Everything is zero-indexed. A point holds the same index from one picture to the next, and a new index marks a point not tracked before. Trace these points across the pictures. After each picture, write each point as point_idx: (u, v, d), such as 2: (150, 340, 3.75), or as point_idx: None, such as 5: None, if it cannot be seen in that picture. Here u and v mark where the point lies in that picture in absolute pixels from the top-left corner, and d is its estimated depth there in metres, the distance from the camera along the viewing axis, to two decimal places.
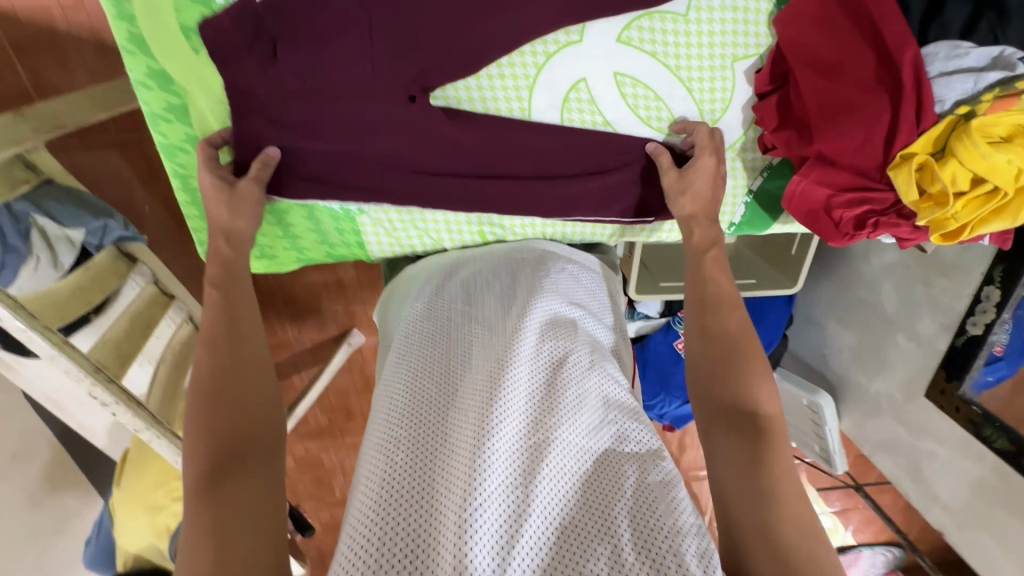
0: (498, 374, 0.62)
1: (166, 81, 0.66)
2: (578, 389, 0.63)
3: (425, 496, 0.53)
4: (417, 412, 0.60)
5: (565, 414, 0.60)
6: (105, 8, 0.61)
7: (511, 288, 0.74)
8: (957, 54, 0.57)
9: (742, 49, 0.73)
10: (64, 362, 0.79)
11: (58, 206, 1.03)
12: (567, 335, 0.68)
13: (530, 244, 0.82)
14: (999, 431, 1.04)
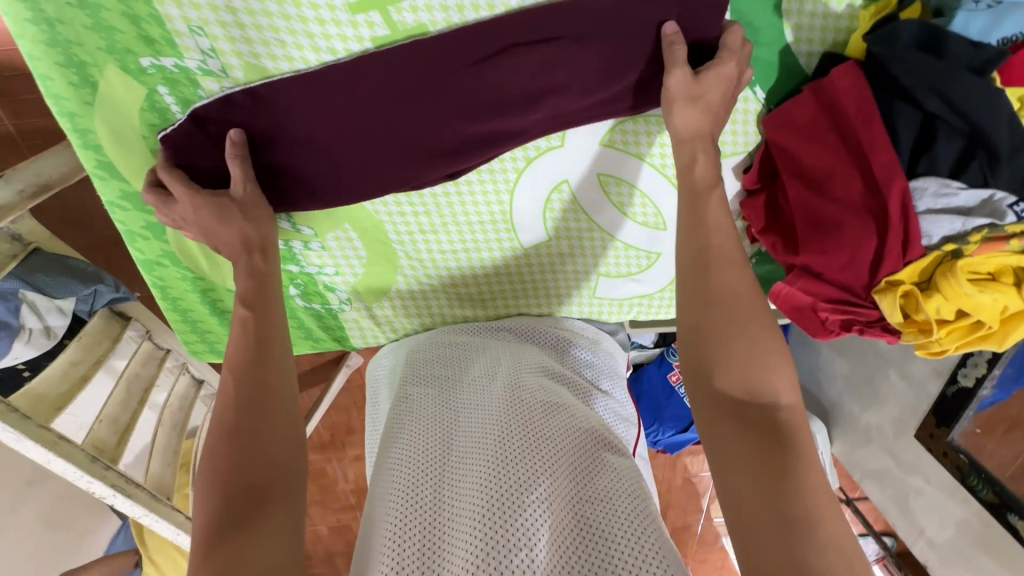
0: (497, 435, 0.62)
1: (140, 202, 0.65)
2: (580, 443, 0.63)
3: (430, 566, 0.53)
4: (414, 475, 0.62)
5: (563, 459, 0.60)
6: (69, 140, 0.59)
7: (507, 353, 0.75)
8: (947, 193, 0.54)
9: (731, 146, 0.69)
10: (61, 463, 0.81)
11: (46, 277, 1.02)
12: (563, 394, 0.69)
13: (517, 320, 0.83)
14: (986, 482, 1.01)
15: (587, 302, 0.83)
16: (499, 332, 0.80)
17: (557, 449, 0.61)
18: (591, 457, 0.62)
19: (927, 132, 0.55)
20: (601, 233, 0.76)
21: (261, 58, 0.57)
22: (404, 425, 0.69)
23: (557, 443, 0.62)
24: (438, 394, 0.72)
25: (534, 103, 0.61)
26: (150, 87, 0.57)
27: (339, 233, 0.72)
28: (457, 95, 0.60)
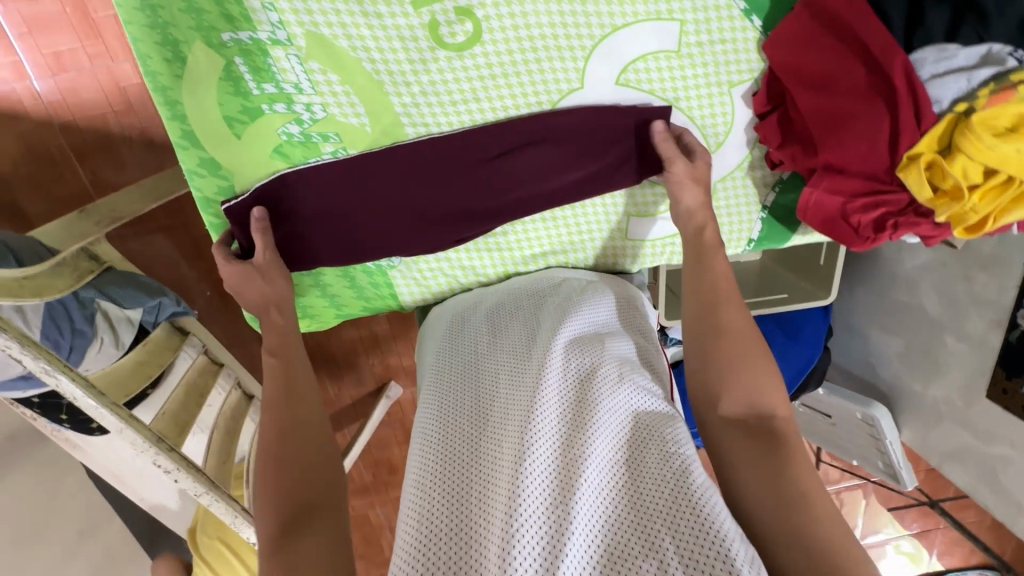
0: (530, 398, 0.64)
1: (215, 168, 0.73)
2: (614, 403, 0.64)
3: (470, 534, 0.55)
4: (454, 445, 0.64)
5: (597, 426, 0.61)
6: (159, 110, 0.69)
7: (540, 316, 0.77)
8: (946, 56, 0.59)
9: (737, 75, 0.75)
10: (132, 436, 0.84)
11: (121, 290, 1.11)
12: (596, 353, 0.70)
13: (552, 272, 0.85)
14: None
15: (619, 244, 0.87)
16: (527, 292, 0.82)
17: (596, 414, 0.62)
18: (625, 426, 0.63)
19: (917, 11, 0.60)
20: None
21: (319, 25, 0.67)
22: (440, 397, 0.71)
23: (590, 403, 0.64)
24: (472, 363, 0.73)
25: None
26: (228, 58, 0.68)
27: None
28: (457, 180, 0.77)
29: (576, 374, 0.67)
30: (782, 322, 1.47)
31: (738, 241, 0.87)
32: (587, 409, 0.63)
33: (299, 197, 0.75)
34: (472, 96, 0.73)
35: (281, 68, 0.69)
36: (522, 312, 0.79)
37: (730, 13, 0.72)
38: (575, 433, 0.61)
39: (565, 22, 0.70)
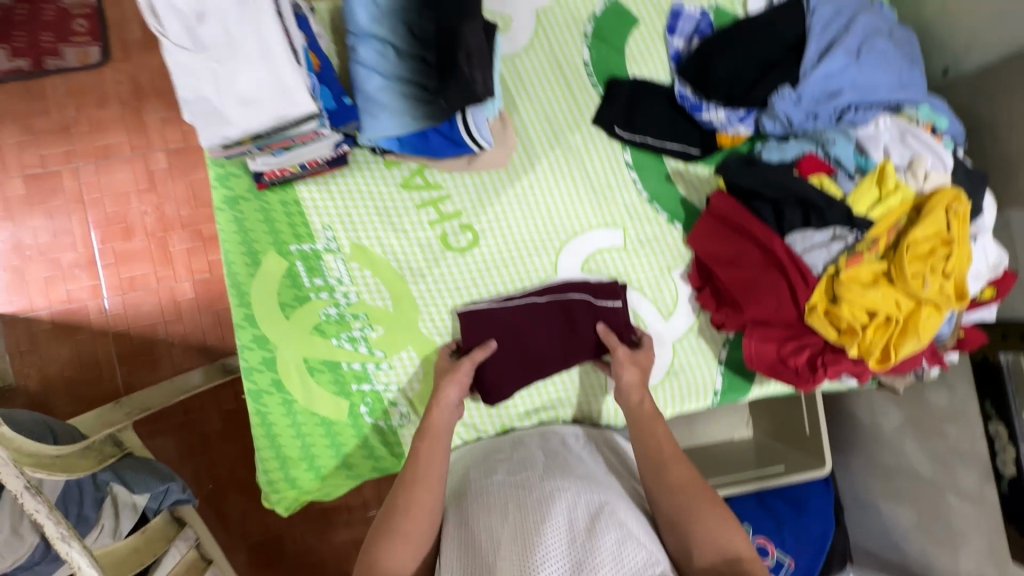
0: (533, 529, 0.65)
1: (264, 341, 0.90)
2: (617, 531, 0.65)
3: None
4: None
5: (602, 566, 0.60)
6: (232, 297, 0.89)
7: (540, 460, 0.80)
8: (807, 236, 0.82)
9: (672, 263, 1.00)
10: None
11: (135, 475, 1.17)
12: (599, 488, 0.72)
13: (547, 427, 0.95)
14: None
15: (602, 399, 0.99)
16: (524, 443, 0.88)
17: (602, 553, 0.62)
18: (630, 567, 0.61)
19: (780, 211, 0.85)
20: None
21: (360, 238, 0.93)
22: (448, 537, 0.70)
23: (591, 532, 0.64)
24: (478, 500, 0.74)
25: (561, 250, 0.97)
26: (291, 261, 0.92)
27: (404, 355, 0.94)
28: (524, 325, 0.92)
29: (580, 510, 0.68)
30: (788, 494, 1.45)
31: (705, 393, 0.99)
32: (593, 546, 0.62)
33: (330, 362, 0.92)
34: (472, 281, 0.96)
35: (329, 268, 0.93)
36: (525, 456, 0.83)
37: (657, 221, 1.00)
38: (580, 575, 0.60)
39: (538, 229, 0.97)
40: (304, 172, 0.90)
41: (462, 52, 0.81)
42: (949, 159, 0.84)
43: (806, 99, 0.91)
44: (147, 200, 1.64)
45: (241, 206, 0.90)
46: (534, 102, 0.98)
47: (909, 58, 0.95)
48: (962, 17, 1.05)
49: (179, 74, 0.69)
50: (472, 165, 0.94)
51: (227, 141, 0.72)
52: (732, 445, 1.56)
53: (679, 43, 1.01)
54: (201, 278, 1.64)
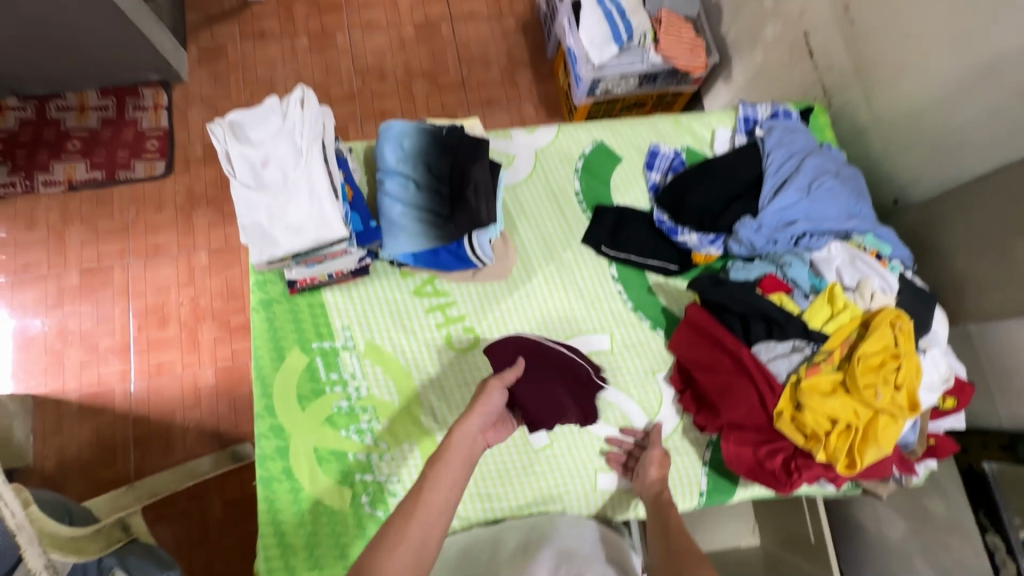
0: None
1: (279, 431, 0.99)
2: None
3: None
4: None
5: None
6: (256, 389, 1.00)
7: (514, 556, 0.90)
8: (770, 347, 0.92)
9: (655, 366, 1.09)
10: None
11: (136, 560, 1.21)
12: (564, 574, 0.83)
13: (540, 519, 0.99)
14: None
15: (591, 496, 1.03)
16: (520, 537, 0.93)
17: None
18: None
19: (746, 323, 0.96)
20: (598, 438, 1.05)
21: (375, 338, 1.05)
22: None
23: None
24: None
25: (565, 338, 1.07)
26: (311, 358, 1.03)
27: (407, 447, 1.01)
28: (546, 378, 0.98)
29: None
30: None
31: (692, 494, 1.03)
32: None
33: (337, 453, 0.99)
34: (473, 379, 1.05)
35: (344, 364, 1.03)
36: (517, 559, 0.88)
37: (641, 328, 1.11)
38: None
39: (534, 333, 1.09)
40: (331, 280, 1.05)
41: (471, 186, 1.00)
42: (893, 281, 0.97)
43: (765, 227, 1.05)
44: (185, 292, 1.82)
45: (273, 308, 1.04)
46: (532, 223, 1.14)
47: (856, 192, 1.11)
48: (899, 158, 1.24)
49: (241, 207, 0.86)
50: (476, 276, 1.09)
51: (271, 259, 0.86)
52: (737, 554, 1.55)
53: (656, 177, 1.19)
54: (223, 366, 1.76)
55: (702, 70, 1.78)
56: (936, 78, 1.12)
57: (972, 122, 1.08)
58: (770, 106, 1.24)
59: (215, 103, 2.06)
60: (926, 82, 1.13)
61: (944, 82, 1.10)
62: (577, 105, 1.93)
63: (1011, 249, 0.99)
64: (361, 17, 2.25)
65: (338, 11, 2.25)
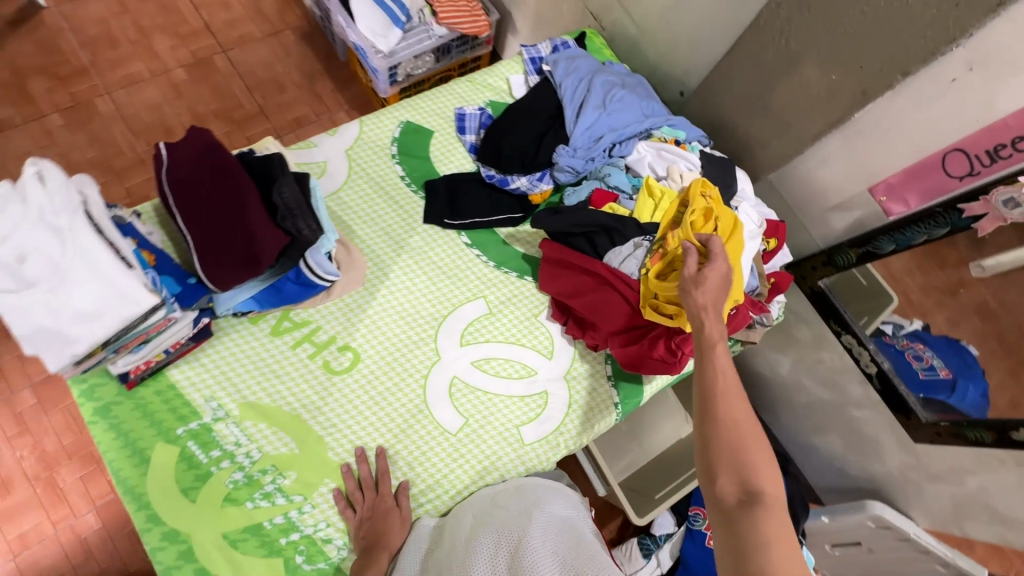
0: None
1: (177, 535, 0.88)
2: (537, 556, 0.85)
3: None
4: None
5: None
6: (128, 503, 0.88)
7: (468, 524, 0.92)
8: (618, 252, 0.99)
9: (535, 308, 1.13)
10: None
11: None
12: (516, 527, 0.90)
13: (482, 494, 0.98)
14: (976, 426, 1.16)
15: (523, 452, 1.04)
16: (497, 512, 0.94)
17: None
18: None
19: (593, 240, 1.02)
20: (508, 394, 1.06)
21: (247, 396, 0.96)
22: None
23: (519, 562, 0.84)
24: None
25: (219, 166, 0.94)
26: (182, 445, 0.92)
27: (323, 490, 0.95)
28: (207, 198, 0.92)
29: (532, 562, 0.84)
30: None
31: (609, 408, 1.09)
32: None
33: (248, 528, 0.91)
34: (367, 393, 1.01)
35: (223, 436, 0.94)
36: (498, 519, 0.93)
37: (510, 280, 1.13)
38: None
39: (411, 325, 1.07)
40: (171, 356, 0.94)
41: (281, 209, 0.94)
42: (696, 159, 1.08)
43: (580, 149, 1.12)
44: (21, 445, 1.52)
45: (114, 412, 0.91)
46: (367, 222, 1.10)
47: (644, 95, 1.21)
48: (666, 58, 1.38)
49: (11, 315, 0.73)
50: (331, 294, 1.04)
51: (76, 358, 0.75)
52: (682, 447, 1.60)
53: (471, 137, 1.20)
54: (105, 504, 1.50)
55: (486, 29, 1.83)
56: None
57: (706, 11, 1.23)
58: (549, 43, 1.31)
59: None
60: None
61: None
62: (384, 97, 1.87)
63: (770, 101, 1.15)
64: (117, 76, 2.00)
65: (88, 78, 1.98)
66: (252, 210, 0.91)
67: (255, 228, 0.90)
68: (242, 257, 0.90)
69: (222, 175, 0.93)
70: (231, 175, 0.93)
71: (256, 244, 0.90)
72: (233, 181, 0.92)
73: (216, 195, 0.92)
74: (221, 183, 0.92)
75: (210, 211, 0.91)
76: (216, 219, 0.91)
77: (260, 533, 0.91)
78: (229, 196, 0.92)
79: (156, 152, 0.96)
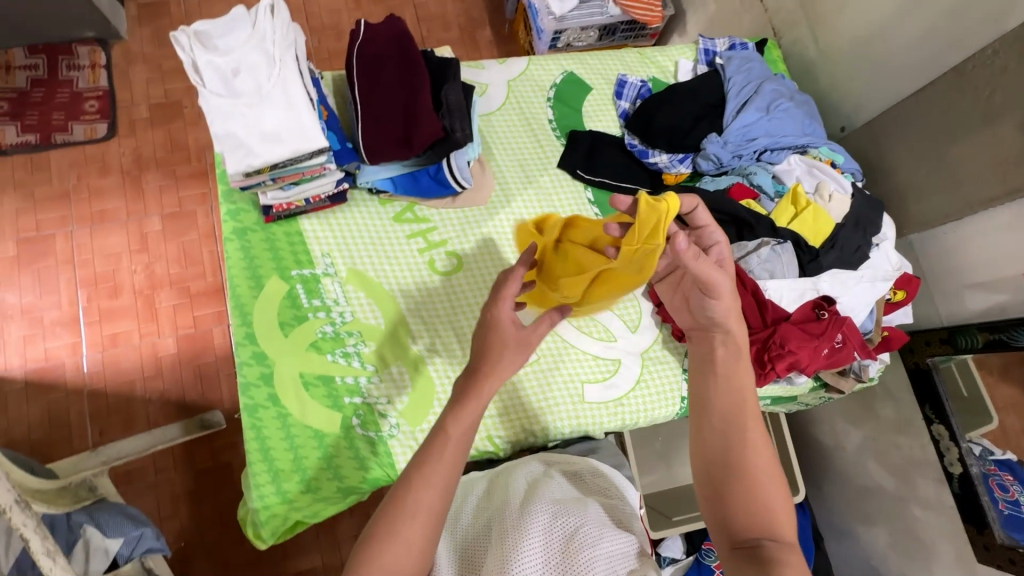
0: (522, 534, 0.78)
1: (263, 359, 0.96)
2: (597, 551, 0.77)
3: None
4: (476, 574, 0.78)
5: (586, 556, 0.75)
6: (235, 318, 0.97)
7: (521, 487, 0.89)
8: (743, 246, 0.97)
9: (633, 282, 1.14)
10: None
11: (110, 518, 1.13)
12: (570, 501, 0.87)
13: (533, 460, 0.99)
14: None
15: (580, 408, 1.05)
16: (544, 478, 0.92)
17: (575, 549, 0.76)
18: (597, 550, 0.77)
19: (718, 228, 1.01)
20: (583, 351, 1.08)
21: (358, 265, 1.04)
22: (465, 549, 0.83)
23: (567, 528, 0.80)
24: (494, 518, 0.85)
25: (405, 55, 1.02)
26: (292, 285, 1.01)
27: (395, 370, 1.00)
28: (387, 80, 1.00)
29: (570, 522, 0.81)
30: None
31: (674, 400, 1.08)
32: (568, 547, 0.77)
33: (323, 378, 0.97)
34: (459, 301, 1.06)
35: (327, 291, 1.02)
36: (545, 480, 0.92)
37: None
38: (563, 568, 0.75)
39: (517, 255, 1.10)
40: (308, 206, 1.03)
41: (444, 107, 1.00)
42: (848, 185, 1.04)
43: (731, 143, 1.11)
44: (138, 260, 1.71)
45: (248, 237, 1.01)
46: (507, 150, 1.15)
47: (810, 114, 1.18)
48: (840, 88, 1.33)
49: (214, 115, 0.83)
50: (456, 201, 1.10)
51: (249, 169, 0.84)
52: None
53: (626, 104, 1.22)
54: (185, 334, 1.67)
55: (658, 21, 1.83)
56: (872, 9, 1.21)
57: (904, 48, 1.17)
58: (727, 40, 1.30)
59: (159, 62, 1.90)
60: (867, 13, 1.22)
61: (879, 14, 1.20)
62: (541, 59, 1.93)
63: (945, 153, 1.11)
64: None
65: None
66: (422, 99, 0.97)
67: (419, 114, 0.97)
68: (402, 137, 0.98)
69: (405, 62, 1.01)
70: (413, 65, 1.00)
71: (416, 129, 0.96)
72: (413, 70, 1.00)
73: (395, 79, 1.00)
74: (403, 69, 1.00)
75: (387, 91, 0.99)
76: (389, 99, 0.99)
77: (330, 385, 0.97)
78: (407, 82, 0.99)
79: (356, 29, 1.05)
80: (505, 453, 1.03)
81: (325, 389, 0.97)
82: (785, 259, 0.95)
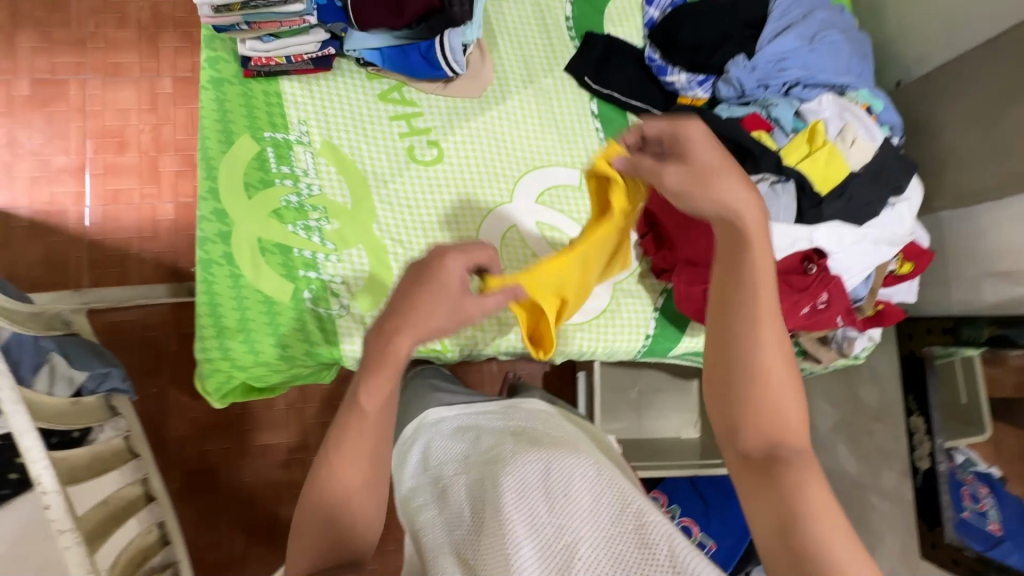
0: (504, 478, 0.61)
1: (223, 216, 0.93)
2: (587, 484, 0.59)
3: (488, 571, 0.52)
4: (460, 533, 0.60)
5: (582, 496, 0.58)
6: (199, 168, 0.93)
7: (500, 434, 0.73)
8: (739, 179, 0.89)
9: None
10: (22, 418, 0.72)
11: (76, 352, 1.16)
12: (560, 441, 0.70)
13: (520, 403, 0.83)
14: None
15: None
16: (529, 419, 0.76)
17: (568, 490, 0.58)
18: (595, 487, 0.59)
19: None
20: None
21: (334, 139, 0.99)
22: (443, 504, 0.65)
23: (558, 465, 0.62)
24: (471, 464, 0.67)
25: None
26: (262, 147, 0.97)
27: (354, 252, 0.98)
28: None
29: (560, 460, 0.63)
30: (714, 481, 1.44)
31: (637, 334, 1.04)
32: (560, 487, 0.59)
33: (280, 247, 0.95)
34: (433, 195, 1.01)
35: (298, 159, 0.98)
36: (528, 421, 0.75)
37: None
38: (558, 511, 0.56)
39: (502, 158, 1.03)
40: (289, 66, 0.97)
41: None
42: (876, 133, 0.92)
43: (759, 70, 0.99)
44: (147, 119, 1.65)
45: (225, 88, 0.96)
46: (512, 42, 1.06)
47: (861, 53, 1.03)
48: (907, 34, 1.16)
49: None
50: (446, 89, 1.02)
51: None
52: (679, 443, 1.52)
53: (655, 12, 1.09)
54: (185, 203, 1.64)
55: None
56: None
57: None
58: None
59: None
60: None
61: None
62: None
63: (1000, 118, 0.97)
64: None
65: None
66: None
67: None
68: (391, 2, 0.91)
69: None
70: None
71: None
72: None
73: None
74: None
75: None
76: None
77: (287, 255, 0.95)
78: None
79: None
80: (454, 356, 1.01)
81: (282, 258, 0.95)
82: (783, 200, 0.86)
